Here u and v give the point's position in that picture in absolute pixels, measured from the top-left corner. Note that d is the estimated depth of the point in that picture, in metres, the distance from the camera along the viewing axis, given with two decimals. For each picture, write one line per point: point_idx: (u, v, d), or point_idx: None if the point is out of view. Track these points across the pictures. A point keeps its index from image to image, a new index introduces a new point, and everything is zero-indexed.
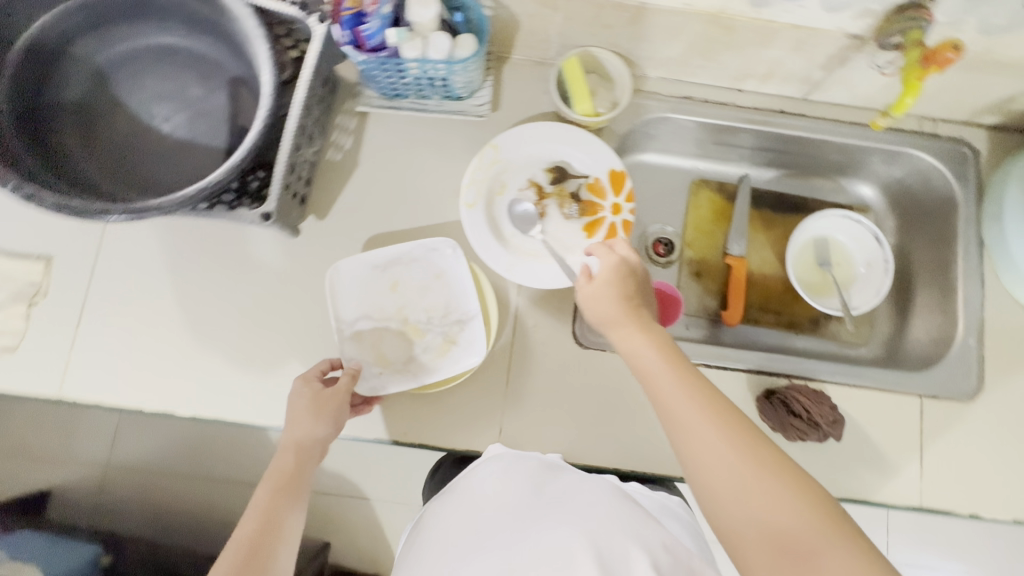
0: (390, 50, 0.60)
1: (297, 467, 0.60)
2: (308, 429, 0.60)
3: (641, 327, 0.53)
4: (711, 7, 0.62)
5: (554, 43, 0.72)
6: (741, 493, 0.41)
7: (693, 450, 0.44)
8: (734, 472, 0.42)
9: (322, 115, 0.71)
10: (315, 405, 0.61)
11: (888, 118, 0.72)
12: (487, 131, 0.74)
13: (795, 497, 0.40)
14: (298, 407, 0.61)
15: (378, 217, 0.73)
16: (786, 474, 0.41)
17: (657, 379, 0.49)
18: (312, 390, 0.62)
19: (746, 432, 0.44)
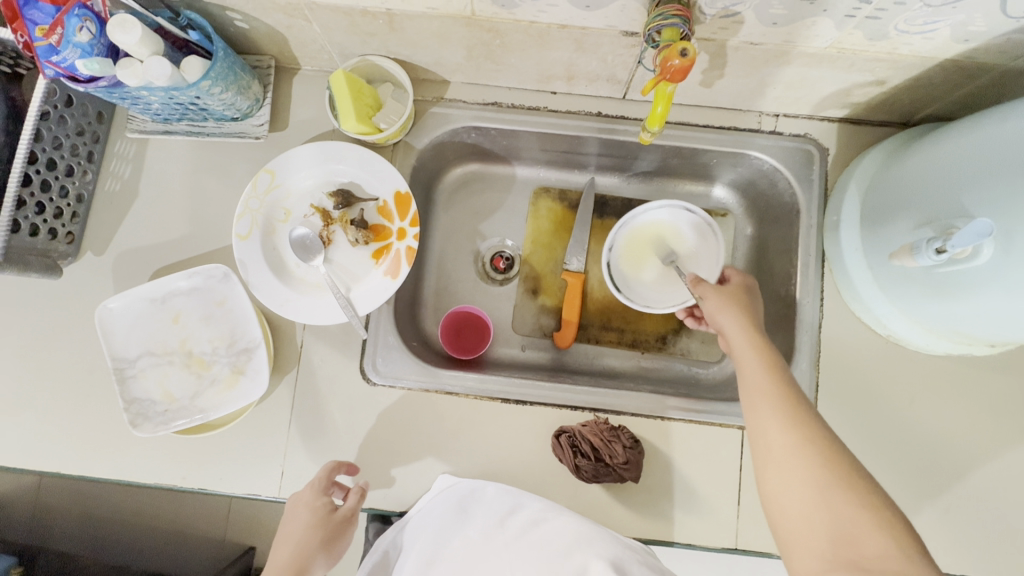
0: (108, 79, 0.55)
1: None
2: (305, 546, 0.54)
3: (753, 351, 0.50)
4: (461, 10, 0.55)
5: (331, 53, 0.66)
6: (809, 495, 0.42)
7: (778, 462, 0.44)
8: (798, 486, 0.42)
9: (88, 145, 0.66)
10: (322, 527, 0.56)
11: (650, 135, 0.61)
12: (273, 152, 0.69)
13: (843, 491, 0.41)
14: (297, 521, 0.56)
15: (157, 250, 0.68)
16: (825, 461, 0.43)
17: (750, 383, 0.49)
18: (315, 503, 0.57)
19: (801, 428, 0.44)
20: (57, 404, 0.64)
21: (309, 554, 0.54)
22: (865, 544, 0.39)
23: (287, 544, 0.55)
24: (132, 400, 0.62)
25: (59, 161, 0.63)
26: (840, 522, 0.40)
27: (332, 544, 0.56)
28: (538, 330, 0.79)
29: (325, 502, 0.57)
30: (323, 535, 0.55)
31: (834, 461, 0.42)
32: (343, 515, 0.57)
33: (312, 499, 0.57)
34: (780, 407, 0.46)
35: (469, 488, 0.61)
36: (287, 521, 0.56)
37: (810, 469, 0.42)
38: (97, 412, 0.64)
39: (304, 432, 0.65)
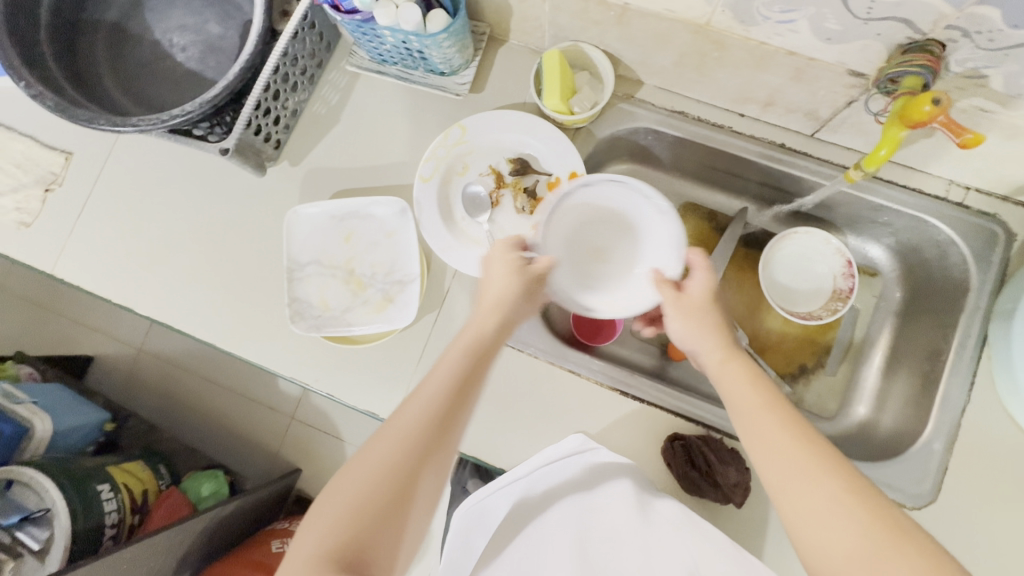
0: (365, 15, 0.62)
1: (429, 421, 0.46)
2: (507, 300, 0.54)
3: (745, 366, 0.51)
4: (697, 17, 0.57)
5: (547, 32, 0.70)
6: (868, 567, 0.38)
7: (810, 523, 0.41)
8: (841, 543, 0.39)
9: (313, 67, 0.74)
10: (523, 278, 0.56)
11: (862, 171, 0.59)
12: (466, 111, 0.74)
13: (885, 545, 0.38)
14: (503, 284, 0.55)
15: (344, 173, 0.75)
16: (853, 508, 0.40)
17: (763, 428, 0.46)
18: (515, 281, 0.55)
19: (816, 463, 0.42)
20: (234, 285, 0.72)
21: (465, 382, 0.49)
22: None
23: (458, 352, 0.51)
24: (295, 298, 0.69)
25: (292, 76, 0.70)
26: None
27: (470, 377, 0.50)
28: (656, 337, 0.81)
29: (512, 306, 0.55)
30: (473, 361, 0.51)
31: (873, 517, 0.39)
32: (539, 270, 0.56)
33: (489, 309, 0.54)
34: (789, 449, 0.44)
35: (601, 455, 0.63)
36: (490, 273, 0.57)
37: (849, 523, 0.39)
38: (261, 301, 0.71)
39: (431, 371, 0.69)
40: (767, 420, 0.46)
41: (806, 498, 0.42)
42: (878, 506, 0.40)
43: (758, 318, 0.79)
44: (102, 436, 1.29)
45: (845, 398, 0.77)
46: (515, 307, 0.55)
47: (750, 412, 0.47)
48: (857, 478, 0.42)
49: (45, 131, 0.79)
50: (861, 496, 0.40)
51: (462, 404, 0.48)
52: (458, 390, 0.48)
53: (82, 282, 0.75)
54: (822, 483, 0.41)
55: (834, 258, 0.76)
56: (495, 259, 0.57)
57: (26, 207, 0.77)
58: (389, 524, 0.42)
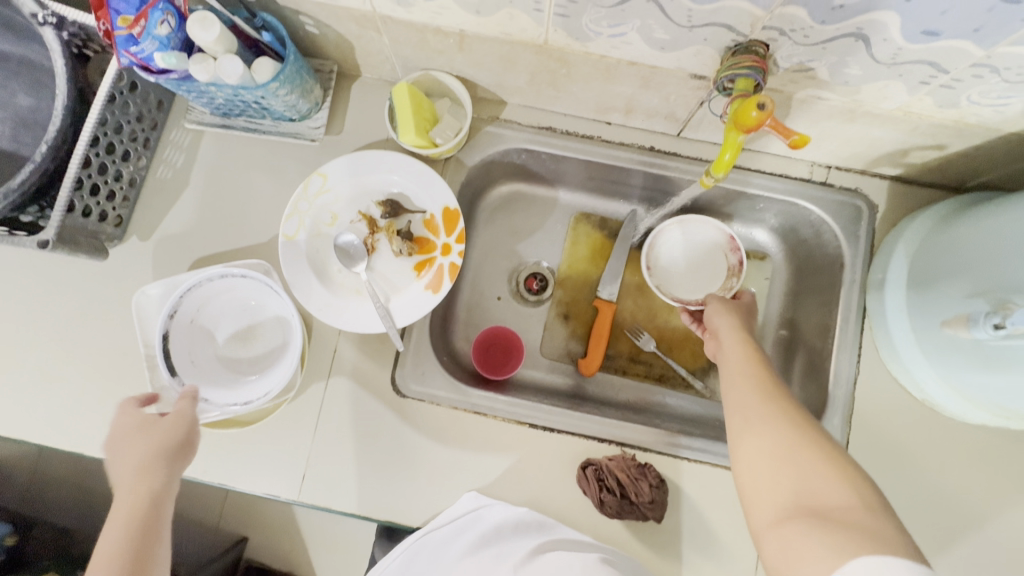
0: (180, 73, 0.56)
1: (129, 557, 0.45)
2: (147, 462, 0.50)
3: (733, 328, 0.59)
4: (534, 38, 0.55)
5: (395, 64, 0.66)
6: (780, 463, 0.43)
7: (750, 440, 0.46)
8: (765, 444, 0.45)
9: (146, 130, 0.67)
10: (149, 434, 0.52)
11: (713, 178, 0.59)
12: (325, 155, 0.69)
13: (808, 456, 0.43)
14: (133, 449, 0.51)
15: (201, 241, 0.68)
16: (781, 422, 0.46)
17: (731, 369, 0.54)
18: (144, 438, 0.52)
19: (766, 393, 0.49)
20: (90, 384, 0.64)
21: (148, 505, 0.48)
22: (811, 491, 0.41)
23: (122, 510, 0.47)
24: (159, 387, 0.62)
25: (119, 145, 0.63)
26: (799, 481, 0.42)
27: (149, 514, 0.47)
28: (566, 355, 0.79)
29: (157, 470, 0.50)
30: (147, 503, 0.48)
31: (803, 436, 0.44)
32: (177, 416, 0.54)
33: (147, 435, 0.52)
34: (751, 392, 0.50)
35: (494, 512, 0.61)
36: (121, 451, 0.51)
37: (786, 450, 0.44)
38: (124, 397, 0.64)
39: (328, 439, 0.64)
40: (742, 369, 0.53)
41: (754, 423, 0.47)
42: (812, 433, 0.45)
43: (662, 319, 0.79)
44: None
45: None
46: (169, 473, 0.51)
47: (732, 355, 0.56)
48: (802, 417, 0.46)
49: None
50: (802, 428, 0.45)
51: (152, 523, 0.47)
52: (147, 514, 0.47)
53: None
54: (771, 415, 0.47)
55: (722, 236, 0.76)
56: (120, 428, 0.53)
57: None
58: None
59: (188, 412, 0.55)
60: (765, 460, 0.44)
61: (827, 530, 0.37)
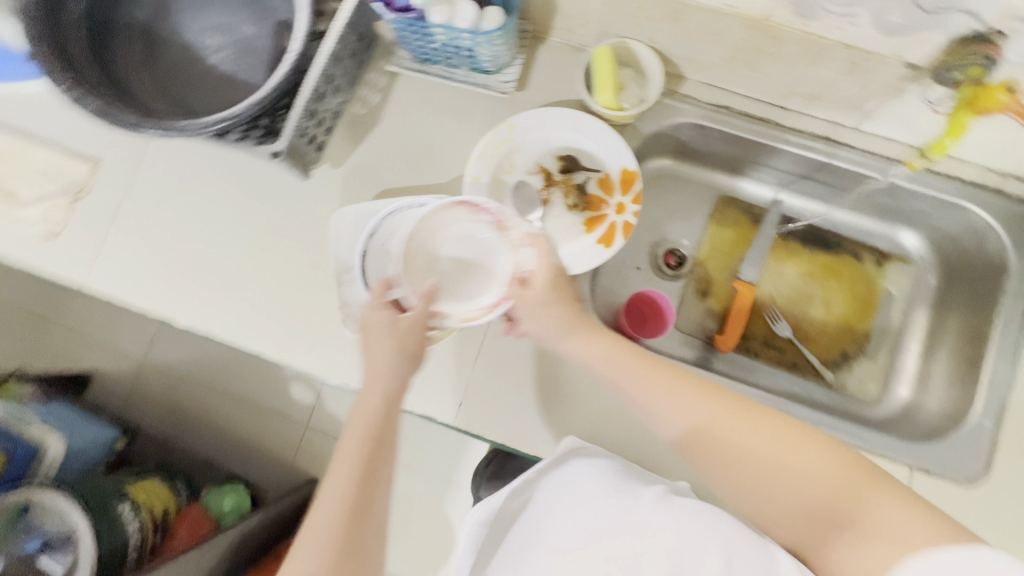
0: (418, 13, 0.61)
1: (370, 462, 0.53)
2: (387, 372, 0.57)
3: (594, 333, 0.60)
4: (755, 12, 0.58)
5: (593, 29, 0.70)
6: (816, 494, 0.47)
7: (772, 490, 0.49)
8: (806, 480, 0.48)
9: (355, 68, 0.73)
10: (397, 336, 0.58)
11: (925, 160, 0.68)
12: (511, 109, 0.74)
13: (839, 479, 0.47)
14: (380, 351, 0.58)
15: (388, 174, 0.73)
16: (795, 446, 0.49)
17: (683, 403, 0.53)
18: (393, 339, 0.58)
19: (741, 414, 0.51)
20: (281, 291, 0.70)
21: (387, 412, 0.56)
22: (855, 504, 0.46)
23: (367, 409, 0.56)
24: (343, 302, 0.68)
25: (335, 77, 0.69)
26: (831, 498, 0.47)
27: (384, 419, 0.56)
28: (699, 330, 0.81)
29: (394, 383, 0.58)
30: (384, 409, 0.56)
31: (824, 459, 0.48)
32: (409, 324, 0.58)
33: (384, 339, 0.58)
34: (715, 424, 0.51)
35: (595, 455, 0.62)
36: (371, 346, 0.59)
37: (820, 472, 0.47)
38: (308, 306, 0.70)
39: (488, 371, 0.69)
40: (713, 409, 0.52)
41: (761, 452, 0.49)
42: (816, 443, 0.49)
43: (800, 308, 0.81)
44: (111, 456, 1.26)
45: (887, 382, 0.78)
46: (400, 383, 0.58)
47: (657, 385, 0.55)
48: (812, 431, 0.50)
49: (71, 138, 0.76)
50: (792, 437, 0.49)
51: (385, 429, 0.56)
52: (385, 420, 0.56)
53: (118, 295, 0.72)
54: (785, 439, 0.49)
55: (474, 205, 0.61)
56: (372, 325, 0.59)
57: (53, 217, 0.74)
58: (351, 537, 0.50)
59: (420, 323, 0.59)
60: (791, 490, 0.48)
61: (884, 549, 0.43)
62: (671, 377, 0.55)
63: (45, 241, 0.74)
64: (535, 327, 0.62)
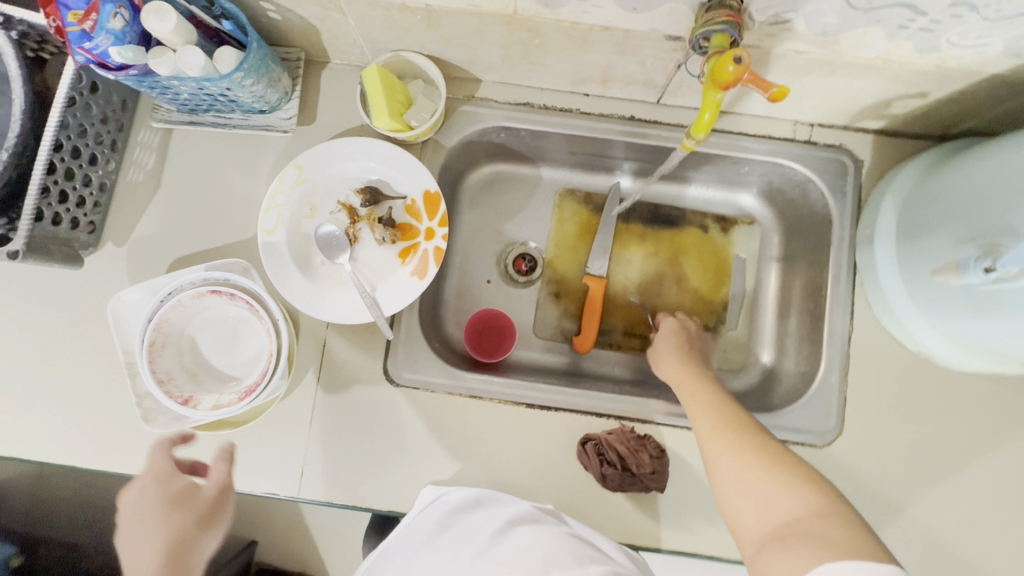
0: (140, 68, 0.54)
1: None
2: (172, 538, 0.51)
3: (699, 369, 0.61)
4: (503, 8, 0.53)
5: (364, 47, 0.64)
6: (754, 484, 0.45)
7: (726, 468, 0.48)
8: (745, 470, 0.47)
9: (113, 133, 0.65)
10: (182, 510, 0.53)
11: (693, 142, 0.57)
12: (300, 146, 0.68)
13: (783, 479, 0.44)
14: (148, 538, 0.50)
15: (178, 241, 0.67)
16: (758, 446, 0.48)
17: (703, 401, 0.56)
18: (171, 518, 0.52)
19: (733, 417, 0.52)
20: (79, 395, 0.63)
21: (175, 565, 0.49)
22: (792, 511, 0.42)
23: None
24: (142, 395, 0.61)
25: (83, 149, 0.61)
26: (768, 496, 0.44)
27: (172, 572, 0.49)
28: (559, 334, 0.78)
29: (190, 534, 0.52)
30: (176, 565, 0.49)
31: (778, 457, 0.46)
32: (210, 494, 0.54)
33: (162, 507, 0.53)
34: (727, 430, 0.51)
35: (449, 496, 0.58)
36: (135, 522, 0.52)
37: (790, 501, 0.43)
38: (113, 406, 0.63)
39: (323, 433, 0.63)
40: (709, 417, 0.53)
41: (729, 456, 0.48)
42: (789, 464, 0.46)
43: (654, 291, 0.79)
44: None
45: (750, 348, 0.77)
46: (196, 535, 0.52)
47: (695, 393, 0.58)
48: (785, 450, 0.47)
49: None
50: (763, 444, 0.48)
51: None
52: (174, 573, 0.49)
53: None
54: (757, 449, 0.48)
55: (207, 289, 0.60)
56: (145, 504, 0.53)
57: None
58: None
59: (223, 483, 0.55)
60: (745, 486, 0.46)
61: (808, 551, 0.39)
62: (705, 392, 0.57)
63: None
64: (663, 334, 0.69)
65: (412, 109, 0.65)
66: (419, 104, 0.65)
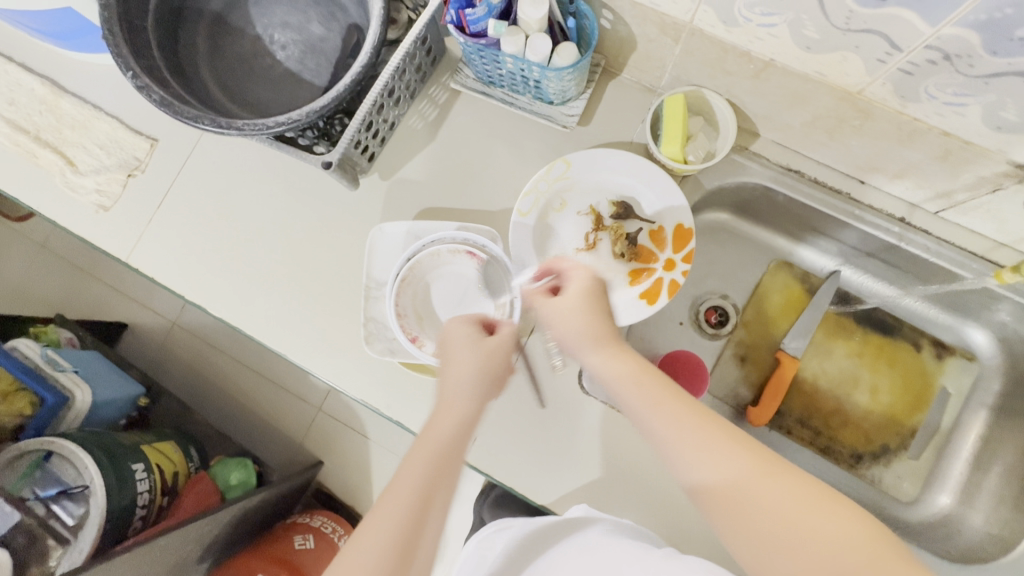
0: (491, 40, 0.59)
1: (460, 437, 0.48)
2: (472, 387, 0.50)
3: (603, 342, 0.49)
4: (849, 84, 0.54)
5: (668, 73, 0.66)
6: (795, 548, 0.37)
7: (744, 531, 0.39)
8: (787, 536, 0.37)
9: (417, 82, 0.71)
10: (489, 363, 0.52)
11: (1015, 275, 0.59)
12: (570, 144, 0.71)
13: (826, 530, 0.37)
14: (462, 364, 0.51)
15: (435, 193, 0.72)
16: (787, 491, 0.39)
17: (646, 405, 0.44)
18: (475, 364, 0.51)
19: (732, 445, 0.41)
20: (316, 297, 0.71)
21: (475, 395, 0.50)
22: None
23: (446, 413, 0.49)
24: (370, 318, 0.67)
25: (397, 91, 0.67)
26: (809, 555, 0.37)
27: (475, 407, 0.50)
28: (732, 397, 0.77)
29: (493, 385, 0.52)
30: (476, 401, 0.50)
31: (809, 500, 0.38)
32: (497, 347, 0.53)
33: (472, 372, 0.51)
34: (758, 496, 0.39)
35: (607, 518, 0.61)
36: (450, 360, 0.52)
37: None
38: (340, 318, 0.70)
39: (507, 410, 0.67)
40: (724, 468, 0.40)
41: (768, 513, 0.38)
42: (827, 505, 0.38)
43: (844, 391, 0.76)
44: (133, 412, 1.30)
45: (927, 484, 0.73)
46: (497, 377, 0.52)
47: (634, 387, 0.46)
48: (820, 488, 0.39)
49: (136, 115, 0.77)
50: (784, 483, 0.39)
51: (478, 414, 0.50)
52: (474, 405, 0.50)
53: (158, 275, 0.74)
54: (808, 517, 0.37)
55: (460, 249, 0.65)
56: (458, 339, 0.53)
57: (108, 190, 0.76)
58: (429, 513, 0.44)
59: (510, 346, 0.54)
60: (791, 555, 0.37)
61: None
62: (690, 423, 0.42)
63: (97, 214, 0.76)
64: (560, 319, 0.51)
65: (690, 143, 0.67)
66: (699, 142, 0.67)
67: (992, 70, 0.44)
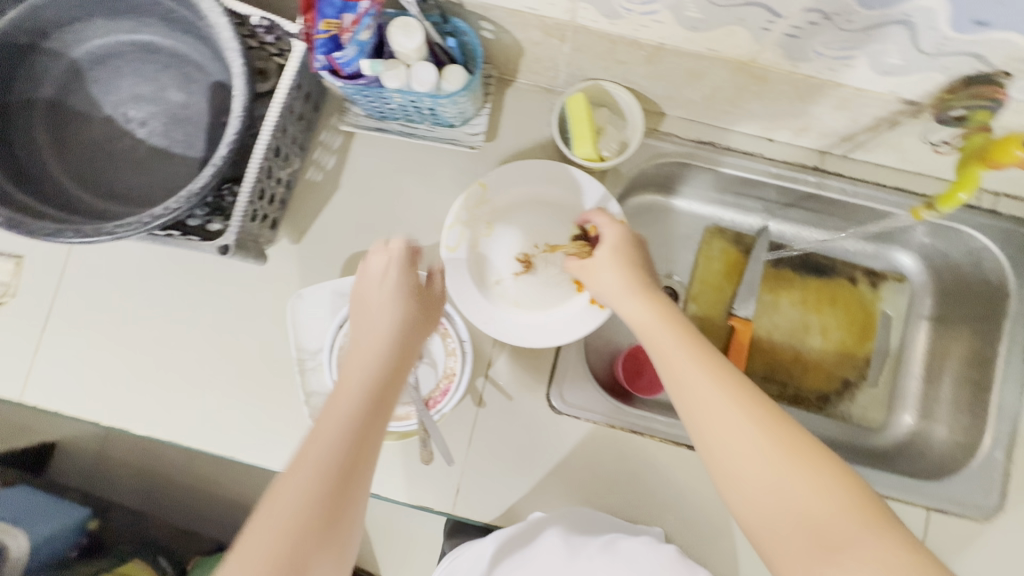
0: (370, 79, 0.54)
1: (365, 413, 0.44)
2: (367, 381, 0.46)
3: (643, 293, 0.54)
4: (741, 55, 0.53)
5: (563, 71, 0.64)
6: (772, 475, 0.40)
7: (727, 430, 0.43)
8: (759, 469, 0.41)
9: (304, 133, 0.65)
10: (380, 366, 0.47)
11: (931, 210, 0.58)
12: (482, 163, 0.68)
13: (801, 471, 0.40)
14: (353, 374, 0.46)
15: (353, 246, 0.67)
16: (773, 444, 0.42)
17: (665, 351, 0.49)
18: (371, 372, 0.46)
19: (736, 395, 0.44)
20: (252, 387, 0.64)
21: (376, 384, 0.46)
22: (817, 512, 0.39)
23: (353, 390, 0.45)
24: (311, 392, 0.62)
25: (283, 148, 0.61)
26: (778, 488, 0.40)
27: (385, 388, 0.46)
28: None
29: (393, 370, 0.48)
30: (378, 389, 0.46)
31: (791, 446, 0.41)
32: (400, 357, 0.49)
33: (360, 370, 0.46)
34: (744, 422, 0.43)
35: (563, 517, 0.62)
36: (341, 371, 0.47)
37: (817, 503, 0.39)
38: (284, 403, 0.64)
39: (483, 452, 0.64)
40: (728, 413, 0.43)
41: (733, 451, 0.42)
42: (813, 455, 0.41)
43: (798, 339, 0.78)
44: None
45: (890, 408, 0.76)
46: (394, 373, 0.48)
47: (664, 340, 0.50)
48: (802, 435, 0.42)
49: None
50: (773, 428, 0.42)
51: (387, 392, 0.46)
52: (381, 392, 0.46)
53: (62, 407, 0.65)
54: (786, 466, 0.40)
55: None
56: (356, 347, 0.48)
57: None
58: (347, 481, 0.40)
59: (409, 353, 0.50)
60: (755, 488, 0.41)
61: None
62: (686, 356, 0.47)
63: None
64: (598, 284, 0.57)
65: (601, 137, 0.65)
66: (609, 134, 0.65)
67: (872, 22, 0.44)
